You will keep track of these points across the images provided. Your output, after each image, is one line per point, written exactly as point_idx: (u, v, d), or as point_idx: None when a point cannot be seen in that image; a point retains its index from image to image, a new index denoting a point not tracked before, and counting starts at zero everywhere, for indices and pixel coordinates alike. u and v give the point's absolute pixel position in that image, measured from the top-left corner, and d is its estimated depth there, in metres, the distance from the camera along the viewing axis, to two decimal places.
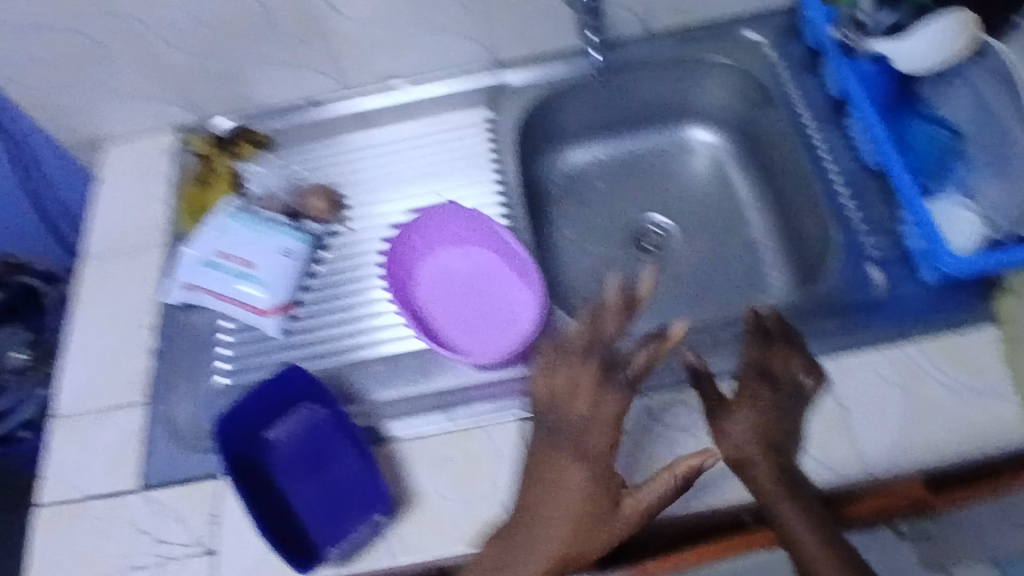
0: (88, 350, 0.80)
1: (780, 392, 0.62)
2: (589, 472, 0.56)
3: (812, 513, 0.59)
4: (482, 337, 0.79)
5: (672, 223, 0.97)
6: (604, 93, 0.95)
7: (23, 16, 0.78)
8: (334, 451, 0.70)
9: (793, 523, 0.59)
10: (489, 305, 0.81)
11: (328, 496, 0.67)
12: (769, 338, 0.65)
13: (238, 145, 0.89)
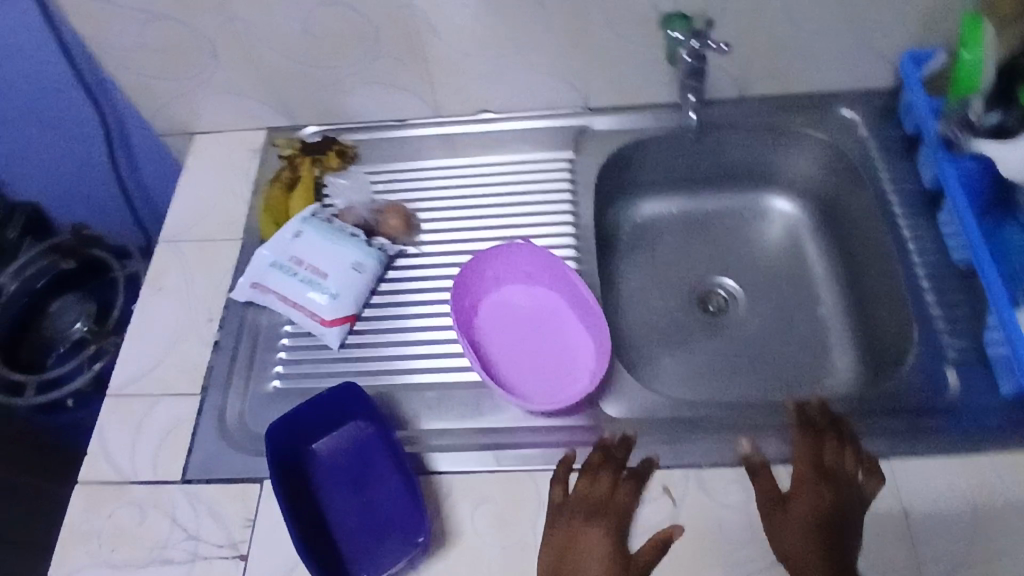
0: (147, 331, 0.81)
1: (835, 488, 0.65)
2: (606, 531, 0.63)
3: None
4: (538, 380, 0.78)
5: (739, 287, 0.94)
6: (689, 149, 0.94)
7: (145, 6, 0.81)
8: (379, 474, 0.69)
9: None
10: (550, 350, 0.80)
11: (367, 520, 0.67)
12: (817, 432, 0.69)
13: (325, 154, 0.90)
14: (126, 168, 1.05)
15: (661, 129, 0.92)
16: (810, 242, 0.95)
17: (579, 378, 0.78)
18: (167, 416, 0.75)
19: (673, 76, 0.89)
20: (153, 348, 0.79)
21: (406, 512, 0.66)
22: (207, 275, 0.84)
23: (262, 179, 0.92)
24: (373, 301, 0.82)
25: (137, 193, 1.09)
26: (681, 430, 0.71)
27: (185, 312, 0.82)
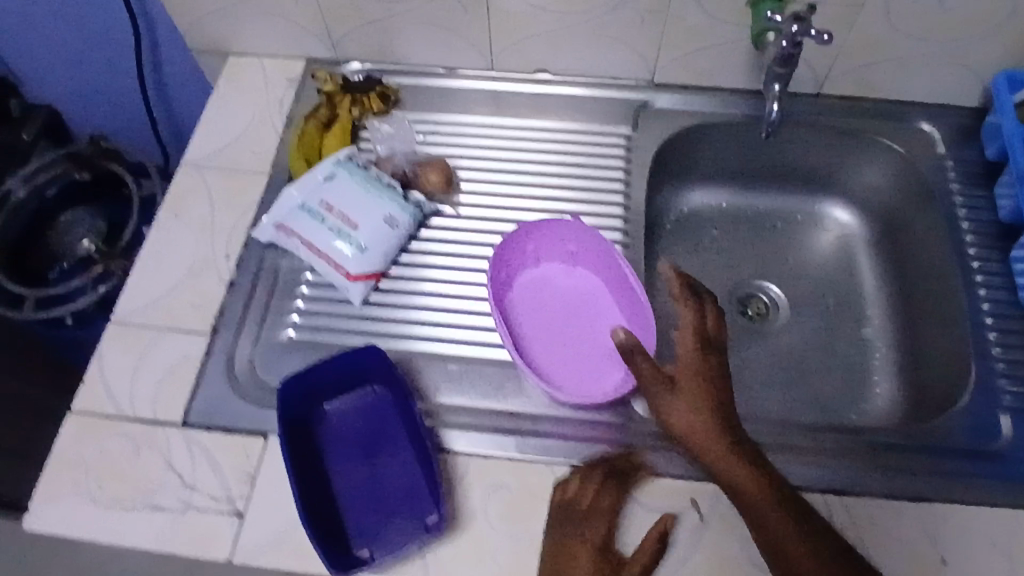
0: (159, 260, 0.76)
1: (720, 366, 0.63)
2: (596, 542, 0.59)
3: (787, 517, 0.56)
4: (569, 368, 0.74)
5: (784, 296, 0.89)
6: (753, 142, 0.88)
7: None
8: (392, 446, 0.65)
9: (779, 532, 0.55)
10: (584, 336, 0.76)
11: (375, 493, 0.63)
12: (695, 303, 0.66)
13: (366, 96, 0.84)
14: (151, 82, 0.97)
15: (728, 117, 0.85)
16: (864, 259, 0.90)
17: (612, 371, 0.73)
18: (172, 352, 0.70)
19: (751, 62, 0.82)
20: (165, 278, 0.75)
21: (421, 489, 0.63)
22: (229, 209, 0.79)
23: (297, 114, 0.86)
24: (402, 261, 0.77)
25: (161, 108, 1.02)
26: None
27: (202, 244, 0.77)
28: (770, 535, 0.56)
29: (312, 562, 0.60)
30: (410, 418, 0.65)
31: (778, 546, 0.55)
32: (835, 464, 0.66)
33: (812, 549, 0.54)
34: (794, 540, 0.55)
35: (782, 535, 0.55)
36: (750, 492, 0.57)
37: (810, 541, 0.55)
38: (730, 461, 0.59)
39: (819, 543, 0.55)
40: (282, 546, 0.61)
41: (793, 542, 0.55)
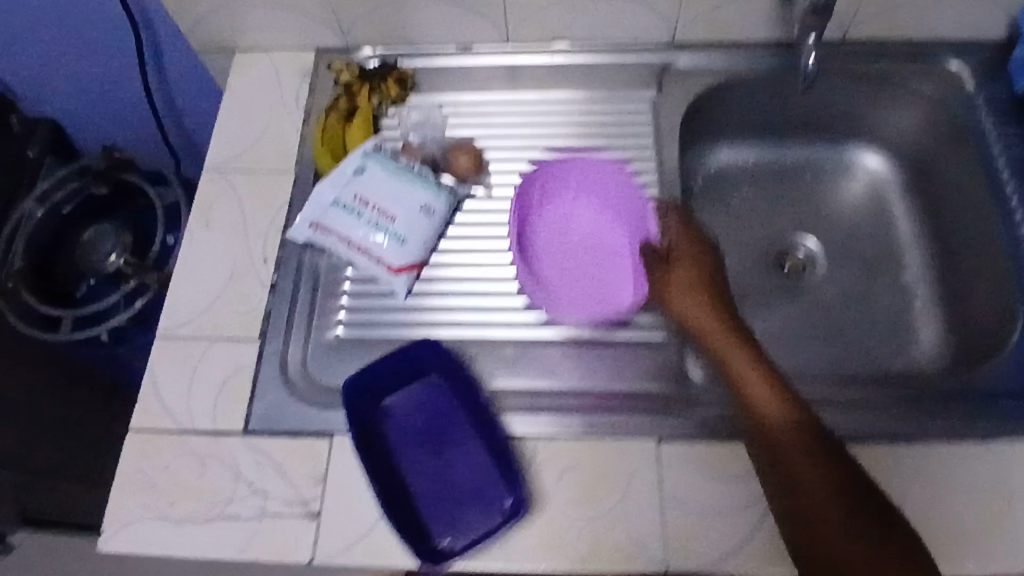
0: (197, 269, 0.75)
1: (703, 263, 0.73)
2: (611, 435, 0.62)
3: (778, 404, 0.60)
4: (567, 291, 0.78)
5: (819, 248, 0.89)
6: (779, 95, 0.86)
7: None
8: (459, 434, 0.66)
9: (770, 421, 0.60)
10: (593, 271, 0.80)
11: (447, 482, 0.64)
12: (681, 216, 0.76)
13: (384, 83, 0.82)
14: (154, 80, 0.94)
15: (753, 71, 0.84)
16: (898, 204, 0.89)
17: (613, 305, 0.76)
18: (225, 362, 0.70)
19: (777, 13, 0.80)
20: (206, 287, 0.74)
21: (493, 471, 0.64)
22: (259, 211, 0.78)
23: (315, 107, 0.84)
24: (441, 248, 0.76)
25: (166, 107, 0.99)
26: None
27: (238, 249, 0.76)
28: (766, 426, 0.60)
29: (395, 557, 0.61)
30: (472, 399, 0.67)
31: (767, 433, 0.59)
32: (896, 414, 0.67)
33: (799, 437, 0.58)
34: (783, 427, 0.59)
35: (775, 423, 0.59)
36: (748, 385, 0.62)
37: (796, 427, 0.58)
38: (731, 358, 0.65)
39: (803, 429, 0.58)
40: (363, 544, 0.61)
41: (782, 429, 0.59)
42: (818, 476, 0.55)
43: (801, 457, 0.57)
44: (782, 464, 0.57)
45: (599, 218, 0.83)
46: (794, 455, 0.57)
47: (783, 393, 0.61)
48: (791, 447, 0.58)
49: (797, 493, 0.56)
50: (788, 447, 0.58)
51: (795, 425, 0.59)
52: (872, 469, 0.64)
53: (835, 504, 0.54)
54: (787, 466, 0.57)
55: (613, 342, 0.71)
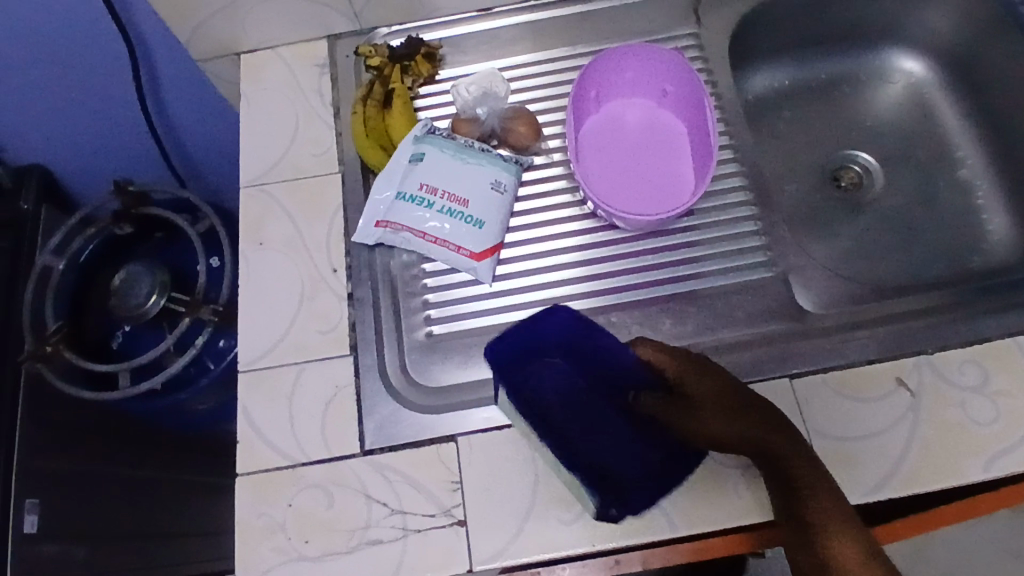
0: (265, 293, 0.70)
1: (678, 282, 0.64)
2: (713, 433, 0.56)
3: (825, 497, 0.54)
4: (617, 181, 0.77)
5: (875, 160, 0.88)
6: (810, 10, 0.84)
7: None
8: (595, 405, 0.63)
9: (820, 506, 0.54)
10: (647, 161, 0.78)
11: (606, 449, 0.61)
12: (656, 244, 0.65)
13: (413, 60, 0.76)
14: (149, 98, 0.87)
15: None
16: (941, 103, 0.89)
17: (662, 200, 0.76)
18: (321, 385, 0.66)
19: None
20: (280, 310, 0.69)
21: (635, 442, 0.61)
22: (314, 219, 0.72)
23: (345, 99, 0.78)
24: (515, 225, 0.73)
25: (163, 126, 0.92)
26: (883, 325, 0.67)
27: (303, 264, 0.70)
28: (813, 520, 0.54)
29: (556, 546, 0.59)
30: (601, 366, 0.63)
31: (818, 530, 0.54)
32: (1007, 308, 0.67)
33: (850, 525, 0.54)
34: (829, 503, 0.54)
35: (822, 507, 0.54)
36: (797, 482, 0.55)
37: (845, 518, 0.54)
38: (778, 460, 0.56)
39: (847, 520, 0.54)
40: (522, 540, 0.59)
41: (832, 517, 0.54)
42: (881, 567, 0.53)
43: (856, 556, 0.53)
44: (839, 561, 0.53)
45: (654, 107, 0.81)
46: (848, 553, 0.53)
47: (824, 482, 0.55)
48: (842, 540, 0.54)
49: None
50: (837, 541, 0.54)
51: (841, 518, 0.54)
52: (1002, 366, 0.63)
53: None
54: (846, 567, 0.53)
55: (710, 290, 0.70)
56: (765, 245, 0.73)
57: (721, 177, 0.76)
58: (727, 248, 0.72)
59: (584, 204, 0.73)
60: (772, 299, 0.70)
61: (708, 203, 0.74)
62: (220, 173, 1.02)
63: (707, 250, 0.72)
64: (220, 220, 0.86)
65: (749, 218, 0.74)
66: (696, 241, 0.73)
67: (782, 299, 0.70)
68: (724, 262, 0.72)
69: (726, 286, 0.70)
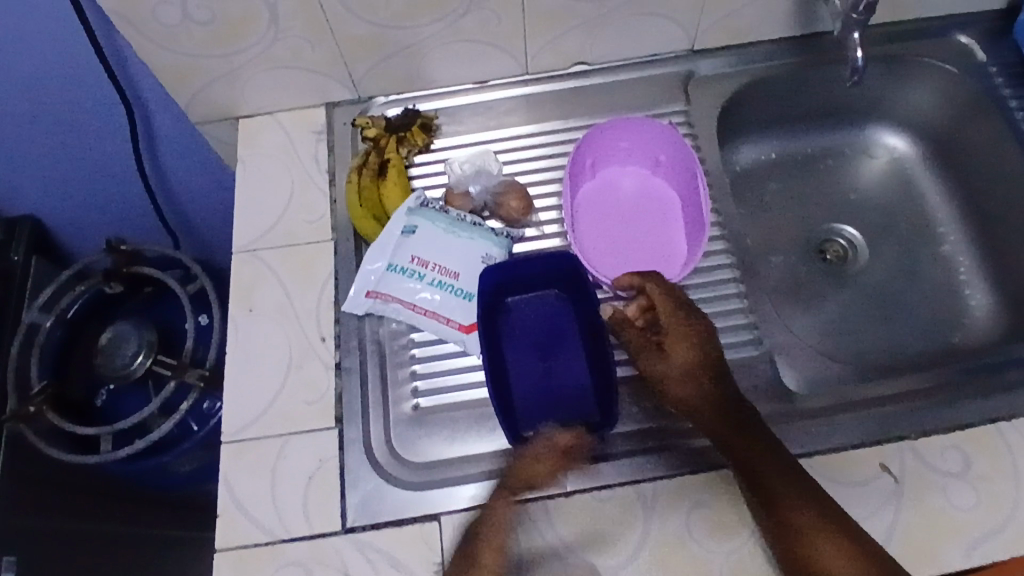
0: (254, 359, 0.70)
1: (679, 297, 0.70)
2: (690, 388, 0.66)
3: (776, 470, 0.59)
4: (613, 249, 0.79)
5: (859, 235, 0.89)
6: (796, 89, 0.87)
7: None
8: (565, 349, 0.69)
9: (767, 473, 0.59)
10: (642, 229, 0.80)
11: (551, 384, 0.68)
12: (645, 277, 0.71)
13: (410, 130, 0.78)
14: (145, 156, 0.88)
15: (773, 69, 0.84)
16: (924, 179, 0.91)
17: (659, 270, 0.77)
18: (306, 457, 0.65)
19: (793, 11, 0.80)
20: (267, 378, 0.69)
21: (595, 385, 0.67)
22: (305, 288, 0.73)
23: (341, 167, 0.79)
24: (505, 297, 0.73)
25: (158, 183, 0.92)
26: (867, 407, 0.67)
27: (292, 332, 0.71)
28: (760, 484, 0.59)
29: None
30: (584, 315, 0.70)
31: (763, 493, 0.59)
32: (989, 390, 0.68)
33: (809, 500, 0.57)
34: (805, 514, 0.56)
35: (770, 477, 0.59)
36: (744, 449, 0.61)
37: (803, 495, 0.58)
38: (724, 430, 0.62)
39: (801, 494, 0.58)
40: None
41: (784, 491, 0.58)
42: (831, 544, 0.55)
43: (806, 525, 0.56)
44: (793, 528, 0.56)
45: (648, 175, 0.82)
46: (802, 524, 0.56)
47: (777, 457, 0.60)
48: (796, 509, 0.57)
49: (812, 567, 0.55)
50: (790, 510, 0.57)
51: (796, 491, 0.58)
52: (984, 450, 0.64)
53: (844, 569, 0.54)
54: (802, 535, 0.56)
55: None
56: (752, 323, 0.73)
57: (709, 254, 0.77)
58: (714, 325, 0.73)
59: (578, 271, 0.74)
60: (758, 377, 0.70)
61: (695, 280, 0.75)
62: (213, 230, 1.03)
63: None
64: (211, 280, 0.86)
65: (736, 296, 0.74)
66: None
67: (768, 378, 0.70)
68: None
69: None
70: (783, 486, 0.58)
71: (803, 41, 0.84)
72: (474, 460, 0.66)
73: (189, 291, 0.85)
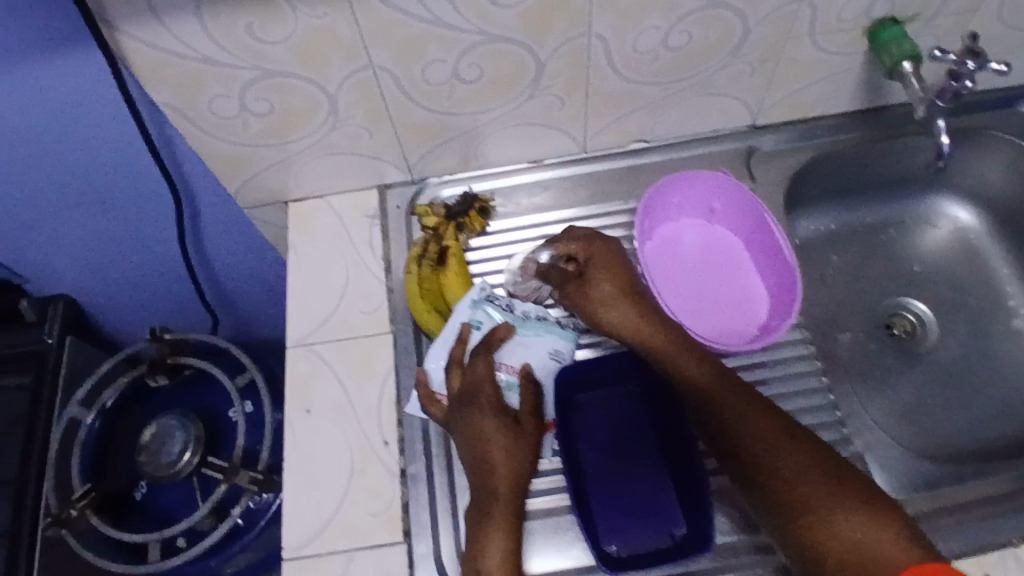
0: (316, 467, 0.66)
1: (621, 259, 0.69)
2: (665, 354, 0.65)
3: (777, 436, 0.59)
4: (697, 313, 0.73)
5: (927, 310, 0.85)
6: (858, 162, 0.84)
7: (244, 71, 0.61)
8: (644, 453, 0.66)
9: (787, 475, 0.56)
10: (717, 285, 0.74)
11: (631, 491, 0.64)
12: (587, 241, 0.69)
13: (467, 216, 0.75)
14: (189, 238, 0.85)
15: (836, 143, 0.81)
16: (993, 251, 0.86)
17: (748, 325, 0.72)
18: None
19: (860, 87, 0.77)
20: (328, 488, 0.65)
21: (680, 494, 0.64)
22: (365, 386, 0.69)
23: (396, 254, 0.77)
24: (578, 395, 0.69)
25: (200, 263, 0.90)
26: (966, 512, 0.63)
27: (352, 436, 0.67)
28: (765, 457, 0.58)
29: None
30: (664, 416, 0.67)
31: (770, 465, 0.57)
32: None
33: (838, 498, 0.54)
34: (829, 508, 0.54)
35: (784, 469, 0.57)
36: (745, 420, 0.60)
37: (812, 461, 0.56)
38: (725, 400, 0.62)
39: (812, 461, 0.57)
40: None
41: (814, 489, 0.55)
42: (852, 508, 0.53)
43: (819, 492, 0.54)
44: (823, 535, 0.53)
45: (704, 225, 0.77)
46: (806, 490, 0.55)
47: (779, 423, 0.60)
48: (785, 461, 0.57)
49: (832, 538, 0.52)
50: (800, 476, 0.56)
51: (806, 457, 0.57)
52: None
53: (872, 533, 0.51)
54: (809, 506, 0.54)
55: None
56: (840, 420, 0.67)
57: (789, 343, 0.71)
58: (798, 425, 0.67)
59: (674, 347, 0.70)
60: None
61: (779, 374, 0.69)
62: (252, 304, 0.99)
63: None
64: (260, 371, 0.82)
65: (822, 392, 0.68)
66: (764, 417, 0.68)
67: None
68: None
69: None
70: (791, 458, 0.57)
71: (866, 114, 0.82)
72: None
73: (237, 384, 0.81)
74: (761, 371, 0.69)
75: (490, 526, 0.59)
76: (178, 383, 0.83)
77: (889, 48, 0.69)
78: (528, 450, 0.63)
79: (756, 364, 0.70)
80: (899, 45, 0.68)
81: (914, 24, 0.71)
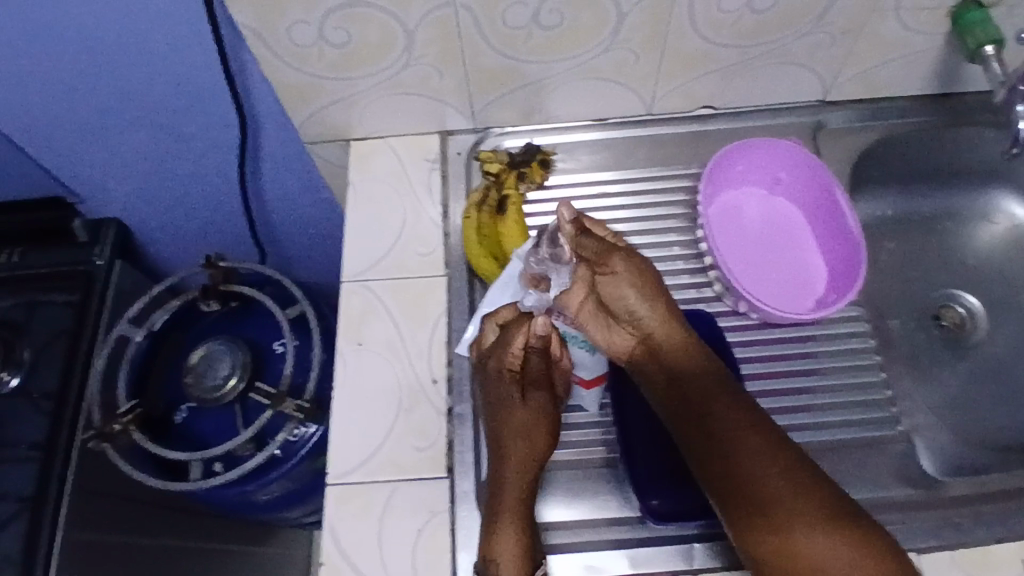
0: (364, 399, 0.67)
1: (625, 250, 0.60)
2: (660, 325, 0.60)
3: (747, 430, 0.55)
4: (758, 280, 0.73)
5: (980, 304, 0.83)
6: (926, 150, 0.82)
7: None
8: None
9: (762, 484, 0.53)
10: (776, 255, 0.75)
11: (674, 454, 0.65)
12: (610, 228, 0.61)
13: (529, 167, 0.75)
14: (246, 170, 0.86)
15: (903, 127, 0.80)
16: None
17: (808, 296, 0.73)
18: (415, 509, 0.62)
19: (938, 69, 0.76)
20: (374, 419, 0.65)
21: None
22: (417, 325, 0.70)
23: (453, 199, 0.77)
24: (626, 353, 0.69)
25: (253, 195, 0.91)
26: (1008, 500, 0.62)
27: (402, 371, 0.68)
28: (733, 460, 0.54)
29: None
30: None
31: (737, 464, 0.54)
32: None
33: (814, 519, 0.50)
34: (800, 532, 0.50)
35: (762, 485, 0.53)
36: (721, 414, 0.56)
37: (775, 459, 0.53)
38: (706, 407, 0.57)
39: (792, 470, 0.53)
40: None
41: (788, 511, 0.51)
42: (807, 520, 0.51)
43: (780, 495, 0.52)
44: (792, 550, 0.50)
45: (766, 194, 0.77)
46: (780, 498, 0.52)
47: (759, 432, 0.55)
48: (767, 474, 0.53)
49: (793, 550, 0.50)
50: (775, 483, 0.52)
51: (784, 461, 0.53)
52: None
53: (831, 550, 0.49)
54: (779, 518, 0.51)
55: (819, 445, 0.66)
56: (887, 399, 0.69)
57: (841, 320, 0.72)
58: (847, 400, 0.68)
59: (734, 307, 0.71)
60: (890, 457, 0.66)
61: (829, 347, 0.71)
62: (295, 242, 1.01)
63: (826, 398, 0.68)
64: (312, 305, 0.84)
65: (871, 369, 0.70)
66: (811, 387, 0.68)
67: (901, 461, 0.66)
68: (847, 414, 0.68)
69: (848, 439, 0.66)
70: (763, 464, 0.53)
71: (940, 100, 0.80)
72: (572, 527, 0.62)
73: (287, 316, 0.83)
74: (810, 344, 0.70)
75: (503, 501, 0.57)
76: (227, 310, 0.86)
77: (973, 31, 0.67)
78: (545, 438, 0.61)
79: (805, 336, 0.71)
80: (985, 28, 0.66)
81: (1003, 8, 0.69)
